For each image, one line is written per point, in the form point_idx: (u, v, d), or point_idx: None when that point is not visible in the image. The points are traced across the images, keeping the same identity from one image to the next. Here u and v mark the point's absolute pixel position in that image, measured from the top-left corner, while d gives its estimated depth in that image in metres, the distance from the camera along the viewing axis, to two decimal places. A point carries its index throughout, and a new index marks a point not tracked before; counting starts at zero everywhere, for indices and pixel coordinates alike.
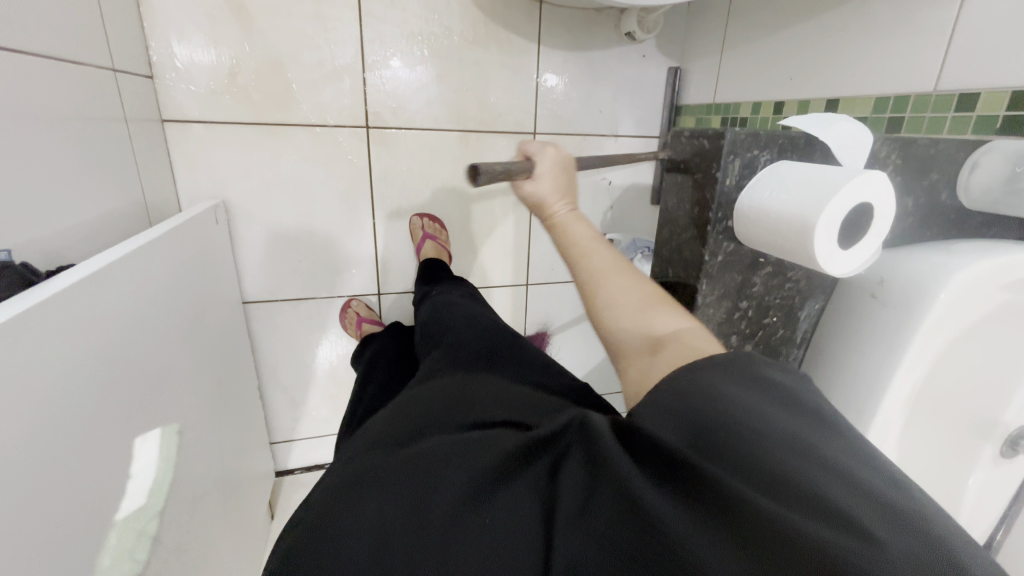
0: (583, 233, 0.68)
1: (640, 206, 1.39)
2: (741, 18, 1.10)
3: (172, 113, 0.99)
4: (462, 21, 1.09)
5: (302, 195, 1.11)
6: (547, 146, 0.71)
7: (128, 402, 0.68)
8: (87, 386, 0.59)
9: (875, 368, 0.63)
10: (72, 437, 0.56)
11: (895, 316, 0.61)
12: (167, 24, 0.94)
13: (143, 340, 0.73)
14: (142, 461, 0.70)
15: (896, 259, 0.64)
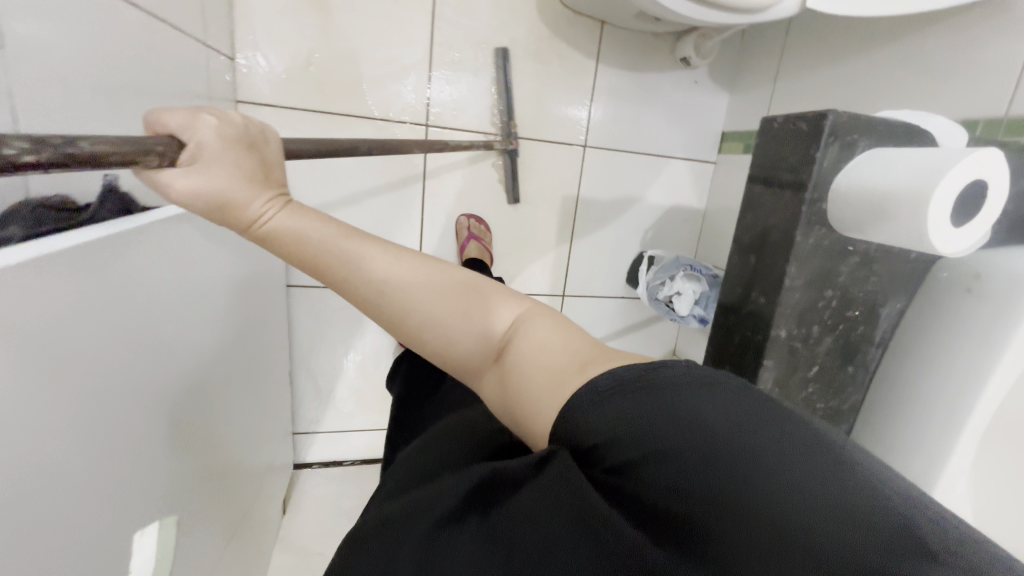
0: (323, 232, 0.44)
1: (681, 227, 1.40)
2: (795, 48, 1.13)
3: (245, 97, 1.03)
4: (526, 33, 1.14)
5: (356, 185, 1.14)
6: (198, 111, 0.37)
7: (186, 353, 0.67)
8: (155, 326, 0.60)
9: (967, 368, 0.64)
10: (138, 371, 0.56)
11: (995, 313, 0.62)
12: (254, 13, 0.99)
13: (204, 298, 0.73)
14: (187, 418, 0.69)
15: (999, 254, 0.64)
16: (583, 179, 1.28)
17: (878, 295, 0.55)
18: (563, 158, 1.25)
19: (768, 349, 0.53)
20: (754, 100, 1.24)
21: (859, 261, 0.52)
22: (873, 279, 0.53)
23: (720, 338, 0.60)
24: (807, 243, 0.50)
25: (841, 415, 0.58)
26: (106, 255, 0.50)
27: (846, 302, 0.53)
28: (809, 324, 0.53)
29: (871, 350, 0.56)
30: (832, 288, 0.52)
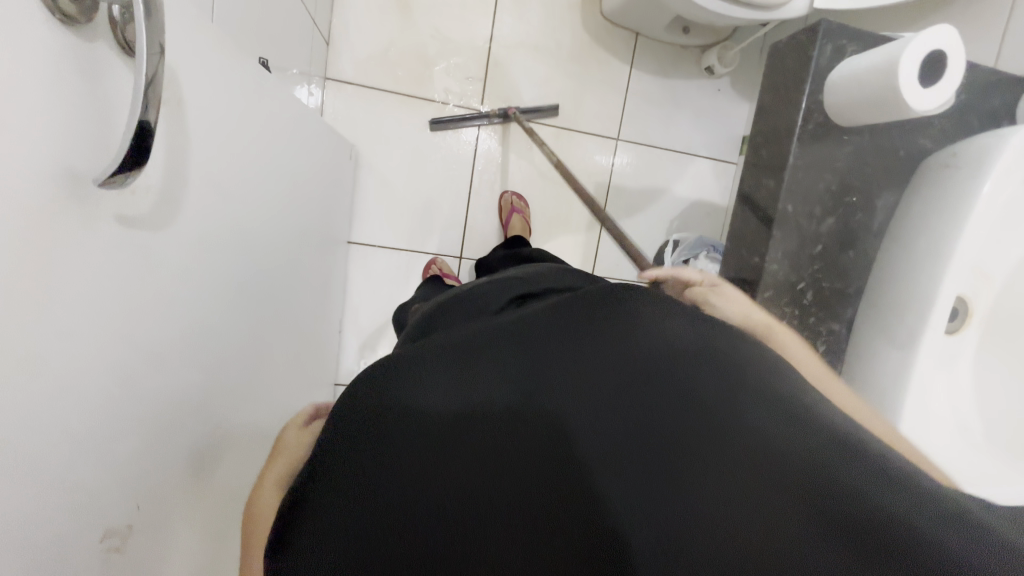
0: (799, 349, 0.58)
1: (704, 221, 1.50)
2: None
3: (333, 75, 1.23)
4: (571, 39, 1.33)
5: (416, 157, 1.31)
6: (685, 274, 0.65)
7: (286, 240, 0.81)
8: None
9: (920, 265, 0.60)
10: None
11: (948, 205, 0.59)
12: (351, 10, 1.22)
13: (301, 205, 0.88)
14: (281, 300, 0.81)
15: (956, 146, 0.61)
16: (614, 169, 1.43)
17: (873, 185, 0.66)
18: (598, 149, 1.40)
19: (779, 220, 0.65)
20: None
21: (854, 150, 0.64)
22: (867, 169, 0.65)
23: (741, 232, 0.71)
24: (808, 127, 0.62)
25: (848, 297, 0.70)
26: (278, 122, 0.64)
27: (844, 187, 0.65)
28: (812, 203, 0.65)
29: (866, 235, 0.68)
30: (833, 171, 0.64)
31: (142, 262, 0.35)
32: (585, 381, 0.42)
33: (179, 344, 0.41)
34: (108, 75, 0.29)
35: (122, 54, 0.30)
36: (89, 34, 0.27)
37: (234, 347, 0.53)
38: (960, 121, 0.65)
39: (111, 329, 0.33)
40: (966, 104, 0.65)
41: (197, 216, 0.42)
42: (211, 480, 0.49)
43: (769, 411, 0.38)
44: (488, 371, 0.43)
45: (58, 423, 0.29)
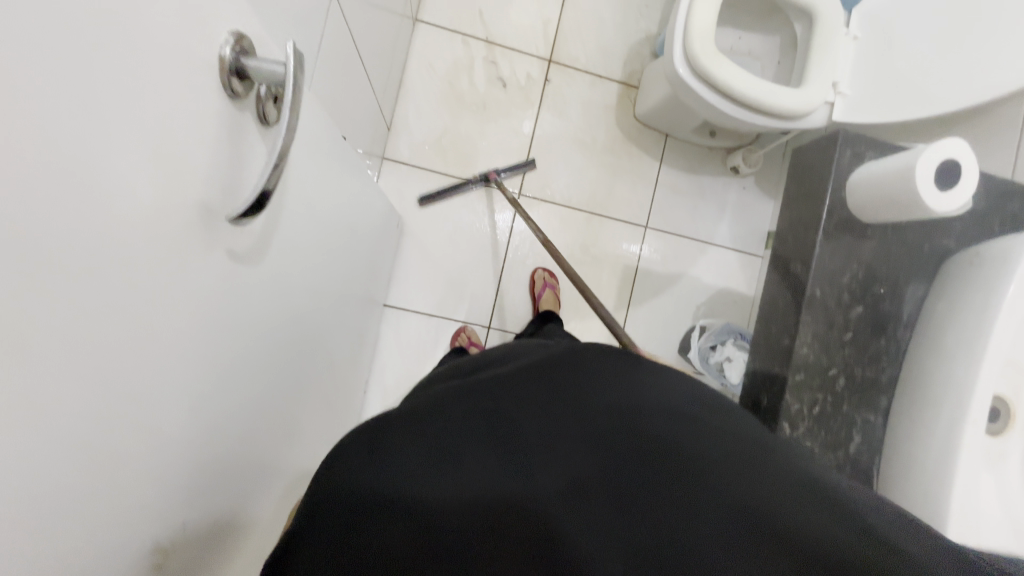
0: None
1: (730, 309, 1.52)
2: None
3: (391, 155, 1.37)
4: (606, 136, 1.46)
5: (456, 230, 1.40)
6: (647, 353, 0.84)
7: (347, 297, 0.89)
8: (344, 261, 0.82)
9: (953, 360, 0.61)
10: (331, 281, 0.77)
11: (976, 304, 0.60)
12: (413, 101, 1.39)
13: (360, 267, 0.96)
14: (334, 351, 0.88)
15: (980, 248, 0.64)
16: (642, 253, 1.49)
17: (899, 277, 0.69)
18: (628, 233, 1.48)
19: (807, 307, 0.68)
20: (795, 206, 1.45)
21: (879, 244, 0.68)
22: (892, 262, 0.69)
23: (773, 315, 0.74)
24: (833, 219, 0.67)
25: (879, 387, 0.70)
26: (348, 188, 0.73)
27: (870, 277, 0.68)
28: (840, 289, 0.68)
29: (896, 327, 0.70)
30: (858, 261, 0.68)
31: (226, 287, 0.40)
32: (579, 443, 0.52)
33: (237, 360, 0.45)
34: (248, 136, 0.36)
35: (266, 130, 0.38)
36: (240, 105, 0.35)
37: (277, 375, 0.57)
38: (980, 226, 0.69)
39: (188, 335, 0.37)
40: (986, 209, 0.69)
41: (275, 256, 0.48)
42: (233, 498, 0.51)
43: (703, 463, 0.49)
44: (485, 434, 0.54)
45: (129, 412, 0.32)
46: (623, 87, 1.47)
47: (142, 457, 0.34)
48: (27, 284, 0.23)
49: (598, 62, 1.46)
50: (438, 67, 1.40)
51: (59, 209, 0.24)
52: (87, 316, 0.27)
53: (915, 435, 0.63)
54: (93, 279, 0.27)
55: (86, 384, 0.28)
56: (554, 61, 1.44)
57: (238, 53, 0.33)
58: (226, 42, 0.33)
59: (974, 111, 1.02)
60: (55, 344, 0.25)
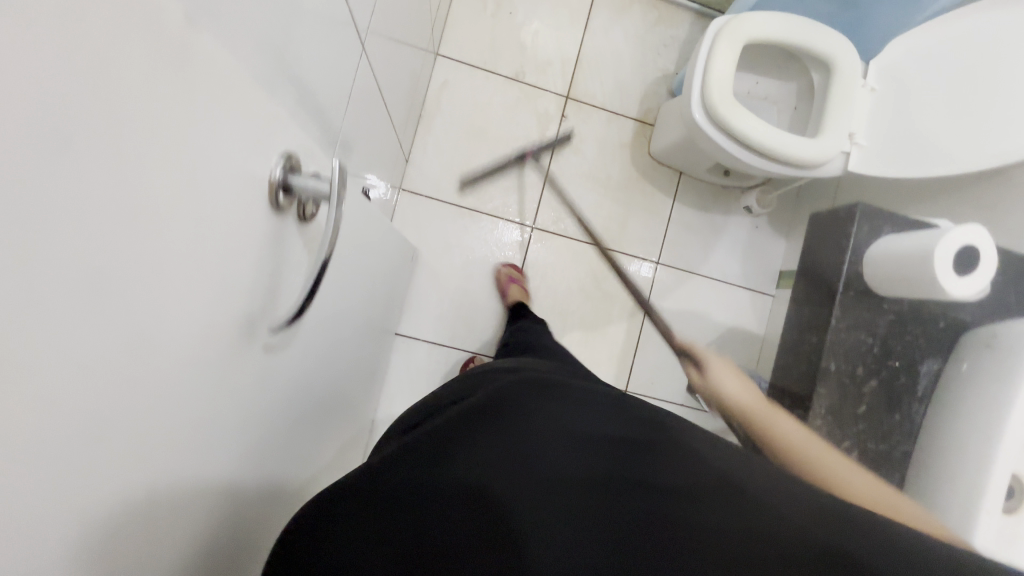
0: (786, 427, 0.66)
1: (740, 347, 1.52)
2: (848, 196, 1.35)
3: (408, 188, 1.40)
4: (621, 173, 1.48)
5: (469, 262, 1.42)
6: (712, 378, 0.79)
7: (360, 340, 0.90)
8: (361, 307, 0.84)
9: (974, 436, 0.60)
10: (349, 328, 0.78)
11: (993, 382, 0.61)
12: (431, 134, 1.41)
13: (375, 306, 0.98)
14: (345, 392, 0.89)
15: (994, 327, 0.65)
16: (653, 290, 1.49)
17: (916, 354, 0.72)
18: (639, 270, 1.48)
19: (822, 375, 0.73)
20: None
21: (895, 319, 0.72)
22: (909, 336, 0.71)
23: (794, 385, 0.79)
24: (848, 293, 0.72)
25: (892, 460, 0.70)
26: (368, 240, 0.75)
27: (886, 349, 0.72)
28: (855, 359, 0.72)
29: (913, 403, 0.71)
30: (876, 333, 0.72)
31: (241, 370, 0.41)
32: (565, 471, 0.50)
33: (251, 427, 0.47)
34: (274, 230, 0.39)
35: (300, 228, 0.45)
36: (275, 213, 0.40)
37: (288, 427, 0.58)
38: (996, 299, 0.69)
39: (209, 419, 0.38)
40: (1003, 284, 0.68)
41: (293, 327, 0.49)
42: (245, 548, 0.53)
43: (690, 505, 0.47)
44: (471, 450, 0.53)
45: (153, 512, 0.33)
46: (639, 125, 1.49)
47: (162, 551, 0.35)
48: (68, 428, 0.25)
49: (615, 100, 1.48)
50: (458, 101, 1.42)
51: (92, 340, 0.25)
52: (117, 437, 0.28)
53: (939, 498, 0.62)
54: (122, 398, 0.28)
55: (118, 494, 0.29)
56: (571, 98, 1.46)
57: (285, 170, 0.39)
58: (277, 163, 0.38)
59: (988, 172, 1.02)
60: (89, 471, 0.27)
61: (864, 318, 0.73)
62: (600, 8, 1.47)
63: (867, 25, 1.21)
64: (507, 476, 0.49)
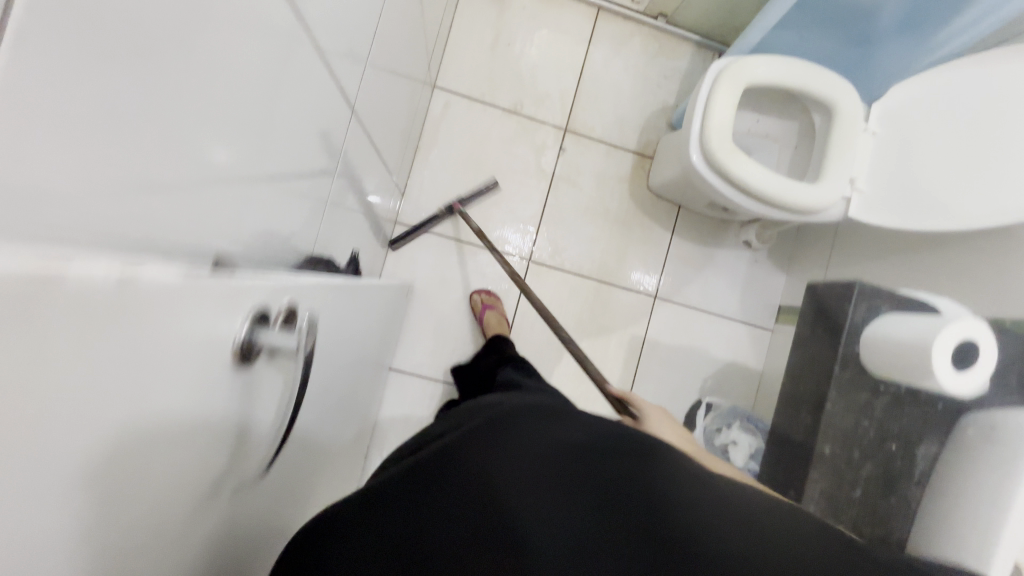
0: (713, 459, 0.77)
1: (738, 382, 1.51)
2: (847, 236, 1.33)
3: (403, 221, 1.39)
4: (618, 207, 1.47)
5: (464, 296, 1.41)
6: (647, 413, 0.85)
7: (344, 396, 0.89)
8: (345, 367, 0.83)
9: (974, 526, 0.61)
10: (332, 394, 0.78)
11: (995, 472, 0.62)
12: (428, 167, 1.41)
13: (362, 357, 0.97)
14: (329, 449, 0.89)
15: (996, 412, 0.65)
16: (650, 324, 1.48)
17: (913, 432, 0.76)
18: (636, 304, 1.47)
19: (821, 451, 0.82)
20: (809, 285, 1.43)
21: (890, 400, 0.79)
22: (906, 416, 0.77)
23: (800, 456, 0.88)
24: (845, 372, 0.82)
25: None
26: (349, 307, 0.74)
27: (882, 429, 0.78)
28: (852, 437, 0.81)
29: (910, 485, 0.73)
30: (869, 415, 0.80)
31: (206, 490, 0.40)
32: (577, 495, 0.49)
33: (222, 537, 0.46)
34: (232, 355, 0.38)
35: (267, 364, 0.46)
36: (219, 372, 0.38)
37: (264, 516, 0.58)
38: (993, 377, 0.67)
39: (169, 549, 0.37)
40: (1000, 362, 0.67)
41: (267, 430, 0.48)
42: None
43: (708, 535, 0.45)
44: (479, 463, 0.51)
45: None
46: (637, 157, 1.48)
47: None
48: None
49: (614, 133, 1.47)
50: (455, 133, 1.41)
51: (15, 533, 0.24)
52: None
53: None
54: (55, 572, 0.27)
55: None
56: (569, 130, 1.45)
57: (250, 329, 0.40)
58: (243, 321, 0.39)
59: None
60: None
61: (863, 398, 0.81)
62: (599, 40, 1.46)
63: (870, 66, 1.20)
64: (517, 499, 0.48)
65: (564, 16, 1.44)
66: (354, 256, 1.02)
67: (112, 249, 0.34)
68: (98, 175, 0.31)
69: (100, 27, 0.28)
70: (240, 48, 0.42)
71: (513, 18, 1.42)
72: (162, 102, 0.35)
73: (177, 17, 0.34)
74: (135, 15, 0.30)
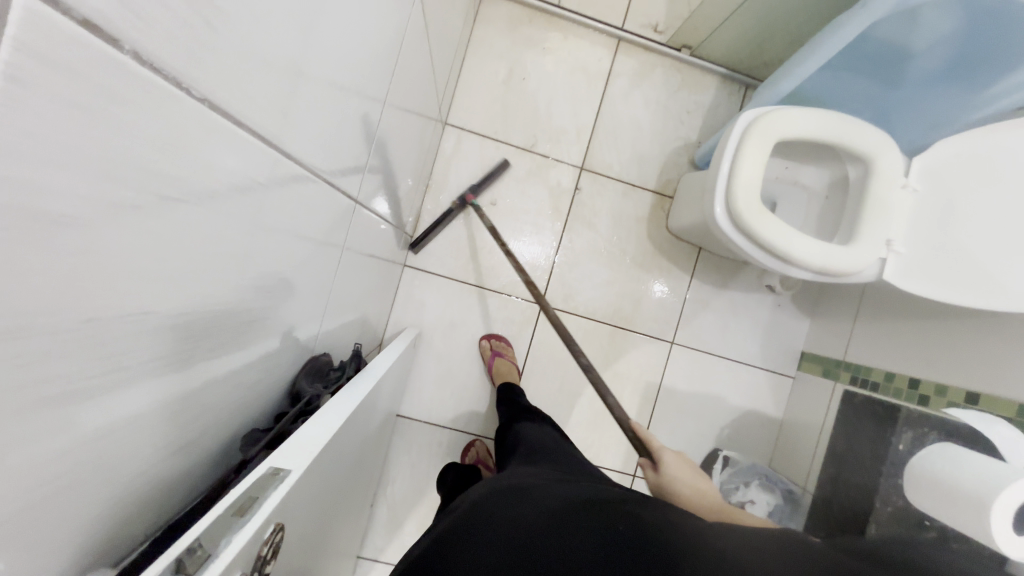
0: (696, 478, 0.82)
1: (756, 432, 1.45)
2: (877, 289, 1.26)
3: (412, 263, 1.35)
4: (636, 248, 1.41)
5: (474, 340, 1.37)
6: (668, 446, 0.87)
7: (341, 480, 0.86)
8: (343, 459, 0.79)
9: None
10: (327, 494, 0.74)
11: None
12: (437, 207, 1.36)
13: (361, 431, 0.93)
14: (324, 534, 0.85)
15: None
16: (666, 370, 1.43)
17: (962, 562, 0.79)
18: (652, 350, 1.42)
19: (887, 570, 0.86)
20: (834, 334, 1.36)
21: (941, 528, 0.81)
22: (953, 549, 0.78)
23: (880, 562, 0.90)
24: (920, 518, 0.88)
25: None
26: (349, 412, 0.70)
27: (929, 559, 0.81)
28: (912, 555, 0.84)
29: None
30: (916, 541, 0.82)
31: None
32: None
33: None
34: None
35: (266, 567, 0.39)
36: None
37: None
38: None
39: None
40: None
41: None
42: None
43: None
44: None
45: None
46: (657, 196, 1.41)
47: None
48: None
49: (633, 171, 1.40)
50: (466, 173, 1.36)
51: None
52: None
53: None
54: None
55: None
56: (585, 169, 1.39)
57: None
58: None
59: None
60: None
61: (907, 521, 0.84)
62: (618, 73, 1.39)
63: (914, 112, 1.12)
64: None
65: (582, 48, 1.38)
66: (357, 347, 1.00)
67: (84, 485, 0.30)
68: (68, 435, 0.27)
69: (70, 299, 0.24)
70: (240, 217, 0.38)
71: (529, 50, 1.36)
72: (151, 317, 0.31)
73: (167, 234, 0.29)
74: (115, 263, 0.26)
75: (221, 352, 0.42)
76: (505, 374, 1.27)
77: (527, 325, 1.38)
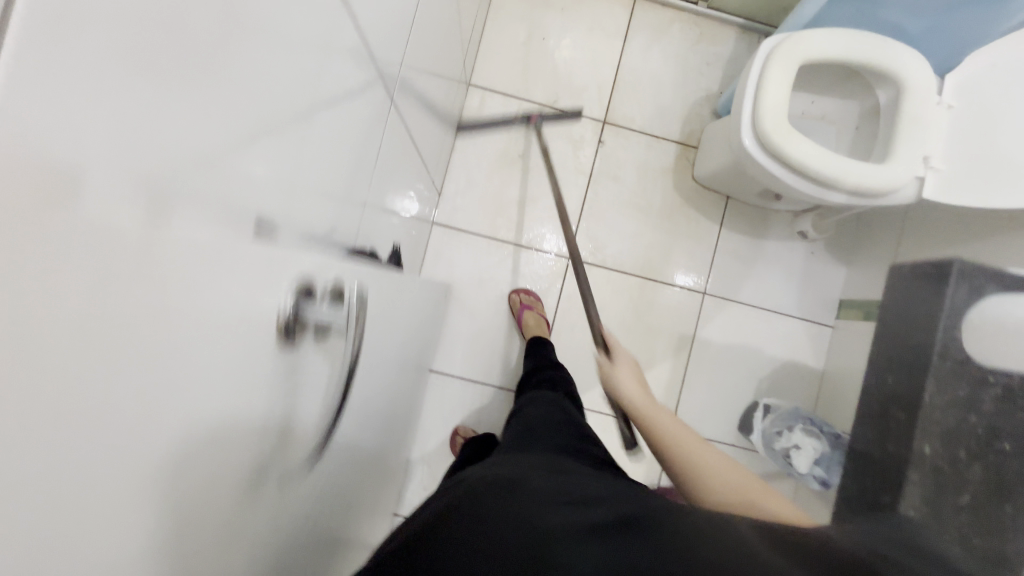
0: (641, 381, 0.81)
1: (796, 384, 1.41)
2: (915, 223, 1.23)
3: (440, 220, 1.37)
4: (662, 200, 1.41)
5: (503, 295, 1.38)
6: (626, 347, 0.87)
7: (387, 396, 0.87)
8: (388, 368, 0.80)
9: None
10: (378, 391, 0.75)
11: None
12: (463, 165, 1.39)
13: (402, 357, 0.95)
14: (374, 447, 0.86)
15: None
16: (699, 322, 1.41)
17: None
18: (683, 302, 1.40)
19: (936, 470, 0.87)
20: (873, 276, 1.32)
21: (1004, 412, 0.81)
22: None
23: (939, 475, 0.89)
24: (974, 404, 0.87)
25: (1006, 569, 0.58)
26: (389, 306, 0.71)
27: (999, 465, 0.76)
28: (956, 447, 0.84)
29: None
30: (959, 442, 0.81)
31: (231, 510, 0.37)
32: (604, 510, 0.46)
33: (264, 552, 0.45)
34: None
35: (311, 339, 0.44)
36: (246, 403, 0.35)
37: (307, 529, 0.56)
38: None
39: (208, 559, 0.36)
40: None
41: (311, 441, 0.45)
42: None
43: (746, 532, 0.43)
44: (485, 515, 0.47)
45: None
46: (681, 147, 1.41)
47: None
48: None
49: (655, 123, 1.41)
50: (491, 132, 1.39)
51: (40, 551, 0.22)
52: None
53: None
54: None
55: None
56: (608, 123, 1.40)
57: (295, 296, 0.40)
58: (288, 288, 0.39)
59: None
60: None
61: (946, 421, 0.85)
62: (637, 29, 1.41)
63: (942, 37, 1.10)
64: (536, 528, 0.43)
65: (600, 7, 1.41)
66: (395, 249, 0.99)
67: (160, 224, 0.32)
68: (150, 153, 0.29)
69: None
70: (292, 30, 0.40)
71: (548, 12, 1.40)
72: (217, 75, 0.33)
73: None
74: None
75: (275, 173, 0.44)
76: (535, 322, 1.27)
77: (556, 278, 1.39)
